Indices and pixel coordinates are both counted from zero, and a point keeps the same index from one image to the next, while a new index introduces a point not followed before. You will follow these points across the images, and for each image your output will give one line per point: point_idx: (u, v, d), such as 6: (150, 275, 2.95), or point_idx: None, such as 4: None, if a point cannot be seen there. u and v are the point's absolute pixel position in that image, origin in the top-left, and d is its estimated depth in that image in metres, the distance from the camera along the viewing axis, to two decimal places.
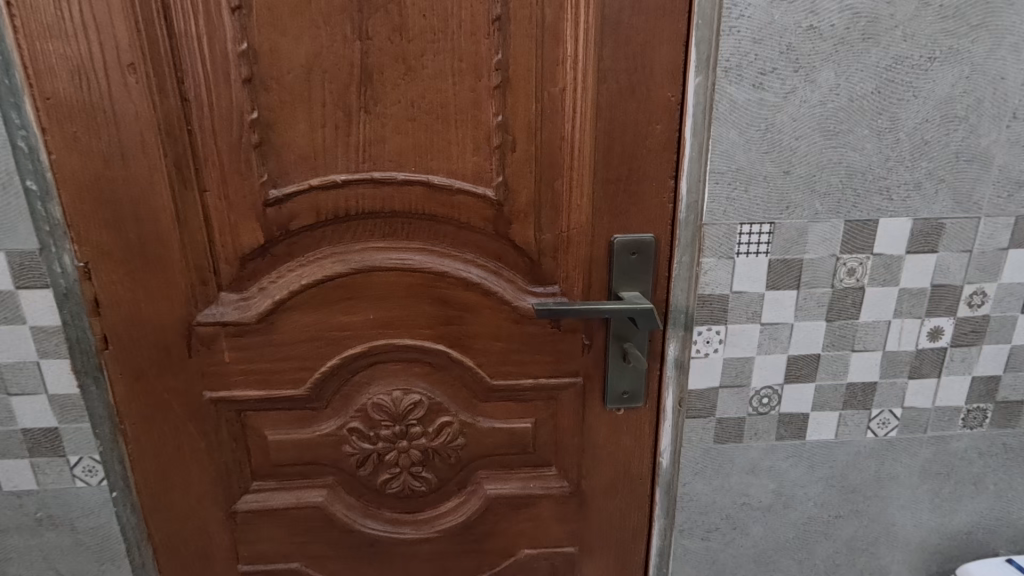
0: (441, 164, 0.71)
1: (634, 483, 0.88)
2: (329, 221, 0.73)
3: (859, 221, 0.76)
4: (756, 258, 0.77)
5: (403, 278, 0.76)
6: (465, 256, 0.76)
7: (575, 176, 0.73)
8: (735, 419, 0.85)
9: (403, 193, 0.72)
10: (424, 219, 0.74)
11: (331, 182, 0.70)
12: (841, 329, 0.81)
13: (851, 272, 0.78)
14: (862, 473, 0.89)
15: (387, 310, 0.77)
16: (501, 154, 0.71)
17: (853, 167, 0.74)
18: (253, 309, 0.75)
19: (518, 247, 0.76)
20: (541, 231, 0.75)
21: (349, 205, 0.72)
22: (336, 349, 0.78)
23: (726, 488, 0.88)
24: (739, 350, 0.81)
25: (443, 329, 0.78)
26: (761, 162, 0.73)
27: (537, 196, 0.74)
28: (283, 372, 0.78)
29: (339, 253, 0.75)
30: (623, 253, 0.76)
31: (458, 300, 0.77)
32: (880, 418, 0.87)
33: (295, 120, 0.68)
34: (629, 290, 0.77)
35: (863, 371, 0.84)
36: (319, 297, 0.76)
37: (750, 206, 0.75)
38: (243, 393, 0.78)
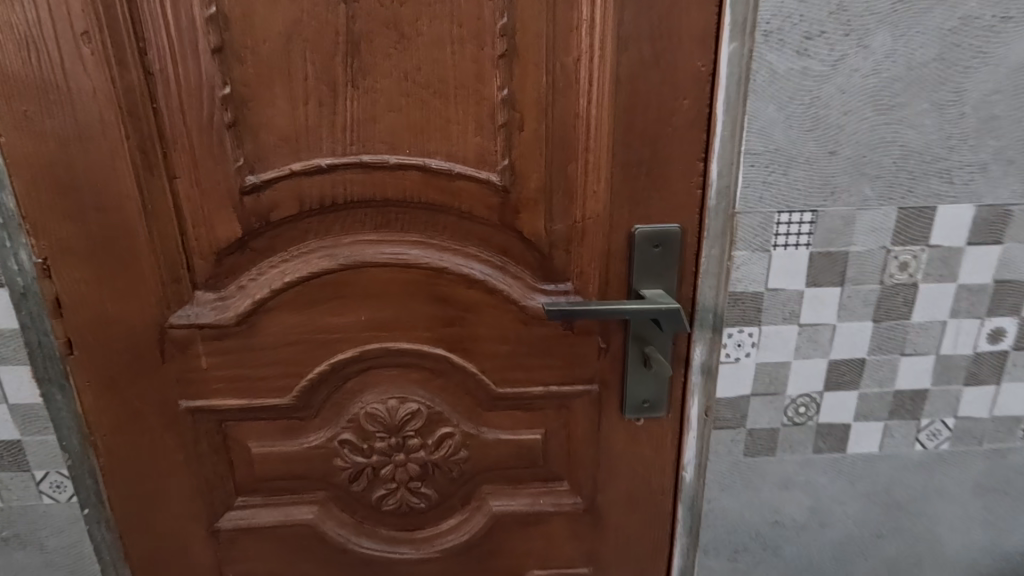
0: (439, 146, 0.63)
1: (655, 501, 0.80)
2: (314, 211, 0.65)
3: (914, 208, 0.67)
4: (796, 251, 0.68)
5: (398, 274, 0.67)
6: (467, 250, 0.67)
7: (592, 159, 0.64)
8: (768, 430, 0.76)
9: (396, 179, 0.64)
10: (420, 208, 0.65)
11: (315, 167, 0.62)
12: (890, 331, 0.72)
13: (903, 267, 0.69)
14: (908, 489, 0.80)
15: (380, 310, 0.69)
16: (508, 134, 0.63)
17: (909, 147, 0.65)
18: (232, 310, 0.67)
19: (527, 240, 0.67)
20: (552, 221, 0.66)
21: (336, 193, 0.64)
22: (325, 354, 0.70)
23: (757, 505, 0.80)
24: (774, 354, 0.72)
25: (443, 331, 0.70)
26: (803, 141, 0.64)
27: (548, 181, 0.65)
28: (267, 378, 0.70)
29: (326, 247, 0.67)
30: (645, 247, 0.67)
31: (460, 299, 0.69)
32: (930, 429, 0.78)
33: (273, 97, 0.60)
34: (652, 288, 0.68)
35: (913, 378, 0.75)
36: (305, 296, 0.68)
37: (790, 191, 0.66)
38: (224, 402, 0.71)
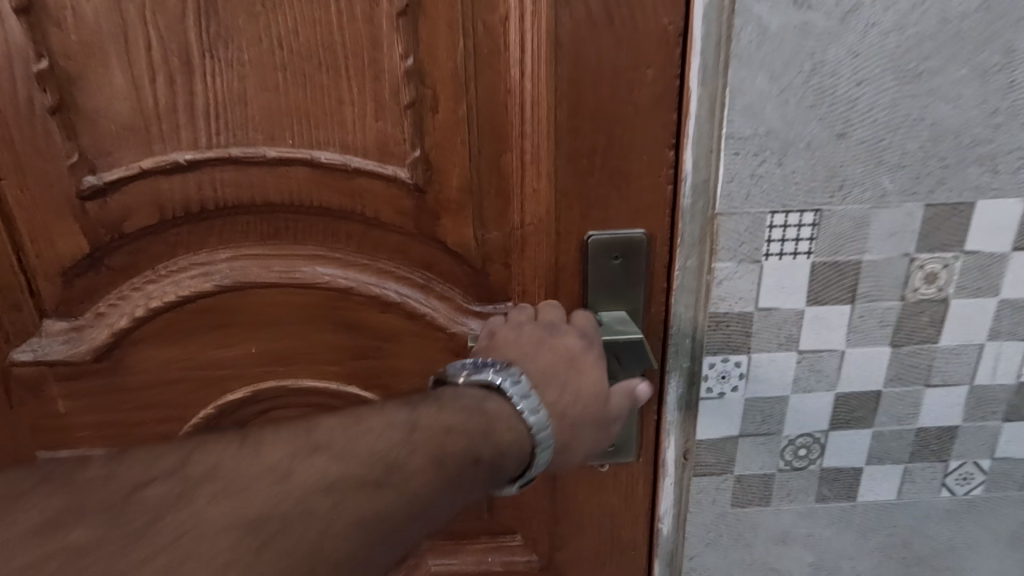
0: (331, 135, 0.49)
1: (626, 558, 0.67)
2: (179, 219, 0.51)
3: (944, 205, 0.52)
4: (793, 262, 0.54)
5: (295, 296, 0.54)
6: (379, 266, 0.54)
7: (529, 147, 0.50)
8: (760, 476, 0.63)
9: (280, 178, 0.50)
10: (315, 214, 0.52)
11: (172, 164, 0.49)
12: (912, 357, 0.58)
13: (931, 279, 0.55)
14: (931, 541, 0.67)
15: (275, 341, 0.56)
16: (418, 117, 0.49)
17: (941, 126, 0.50)
18: (86, 343, 0.54)
19: (453, 252, 0.54)
20: (485, 227, 0.53)
21: (205, 196, 0.50)
22: (210, 395, 0.57)
23: (748, 562, 0.67)
24: (767, 388, 0.59)
25: (356, 365, 0.57)
26: (803, 121, 0.49)
27: (474, 177, 0.51)
28: (142, 424, 0.58)
29: (199, 264, 0.53)
30: (603, 261, 0.54)
31: (374, 326, 0.56)
32: (960, 473, 0.64)
33: (107, 72, 0.46)
34: (613, 311, 0.55)
35: (940, 413, 0.61)
36: (178, 325, 0.55)
37: (787, 186, 0.51)
38: (90, 452, 0.58)
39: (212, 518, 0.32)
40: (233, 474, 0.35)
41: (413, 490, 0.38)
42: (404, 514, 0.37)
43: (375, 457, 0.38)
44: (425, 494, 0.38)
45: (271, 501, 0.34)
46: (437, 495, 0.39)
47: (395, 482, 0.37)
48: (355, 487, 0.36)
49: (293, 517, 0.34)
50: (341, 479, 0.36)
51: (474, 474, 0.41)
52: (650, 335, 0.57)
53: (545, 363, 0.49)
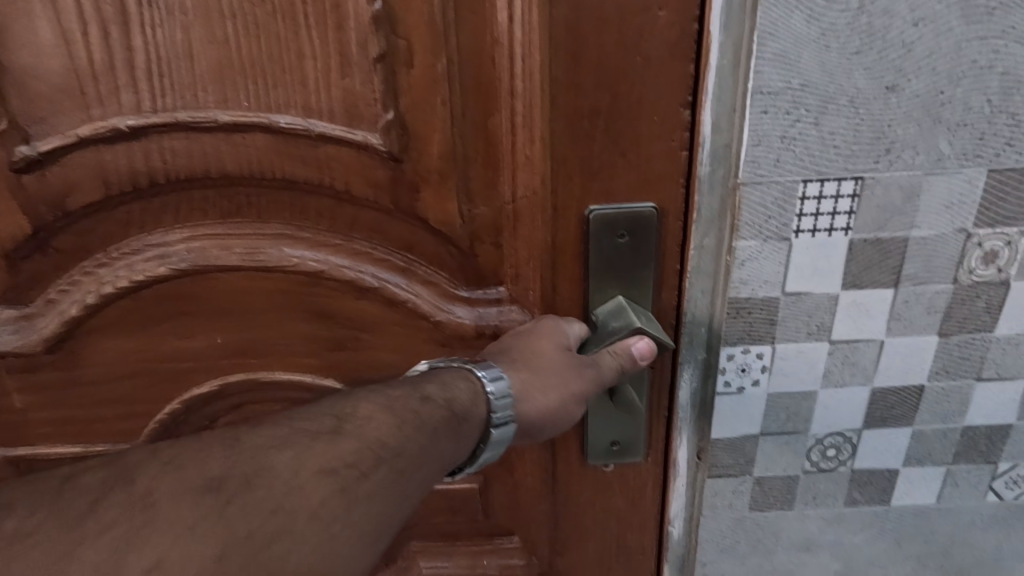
0: (290, 95, 0.42)
1: (631, 563, 0.61)
2: (127, 195, 0.46)
3: (1013, 170, 0.44)
4: (828, 240, 0.46)
5: (263, 280, 0.49)
6: (353, 246, 0.48)
7: (521, 107, 0.43)
8: (782, 479, 0.56)
9: (236, 147, 0.44)
10: (280, 187, 0.46)
11: (114, 131, 0.43)
12: (963, 348, 0.51)
13: (990, 258, 0.47)
14: (973, 550, 0.60)
15: (243, 331, 0.52)
16: (389, 73, 0.42)
17: (1014, 75, 0.41)
18: (37, 333, 0.50)
19: (435, 230, 0.48)
20: (473, 202, 0.47)
21: (154, 168, 0.45)
22: (177, 389, 0.54)
23: (767, 569, 0.61)
24: (794, 383, 0.52)
25: (333, 357, 0.52)
26: (846, 71, 0.41)
27: (457, 144, 0.44)
28: (107, 419, 0.55)
29: (155, 245, 0.48)
30: (607, 242, 0.47)
31: (349, 313, 0.51)
32: (1010, 476, 0.57)
33: (33, 23, 0.40)
34: (619, 299, 0.49)
35: (992, 411, 0.54)
36: (136, 314, 0.50)
37: (825, 150, 0.44)
38: (53, 449, 0.56)
39: (166, 487, 0.32)
40: (182, 451, 0.34)
41: (374, 436, 0.38)
42: (379, 459, 0.37)
43: (326, 416, 0.38)
44: (391, 440, 0.38)
45: (226, 463, 0.33)
46: (407, 440, 0.39)
47: (351, 432, 0.37)
48: (313, 438, 0.36)
49: (258, 471, 0.34)
50: (296, 434, 0.36)
51: (438, 416, 0.41)
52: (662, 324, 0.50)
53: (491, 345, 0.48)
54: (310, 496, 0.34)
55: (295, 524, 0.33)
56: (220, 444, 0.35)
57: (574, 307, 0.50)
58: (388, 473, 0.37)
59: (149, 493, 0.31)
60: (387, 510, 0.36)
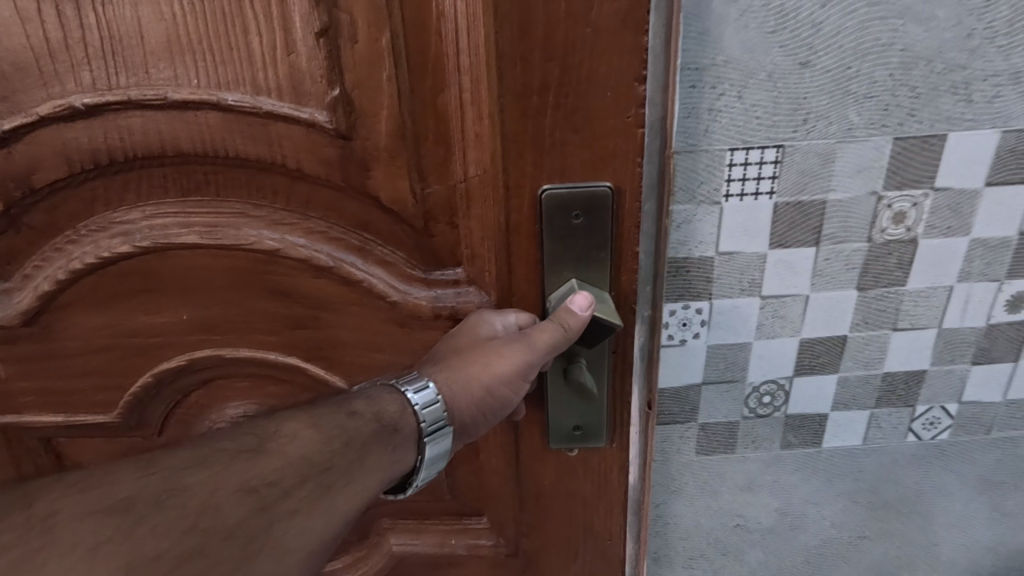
0: (241, 72, 0.45)
1: (598, 542, 0.64)
2: (89, 173, 0.49)
3: (916, 136, 0.49)
4: (755, 203, 0.51)
5: (224, 257, 0.53)
6: (311, 221, 0.52)
7: (462, 85, 0.45)
8: (724, 424, 0.62)
9: (190, 124, 0.47)
10: (235, 164, 0.49)
11: (70, 108, 0.46)
12: (879, 301, 0.56)
13: (899, 218, 0.53)
14: (898, 485, 0.67)
15: (207, 307, 0.55)
16: (333, 47, 0.44)
17: (913, 52, 0.46)
18: (14, 306, 0.54)
19: (386, 207, 0.50)
20: (424, 178, 0.49)
21: (112, 144, 0.48)
22: (148, 362, 0.58)
23: (715, 509, 0.68)
24: (730, 334, 0.57)
25: (295, 334, 0.56)
26: (764, 48, 0.46)
27: (401, 122, 0.47)
28: (83, 392, 0.60)
29: (120, 224, 0.52)
30: (562, 225, 0.49)
31: (307, 290, 0.54)
32: (927, 417, 0.63)
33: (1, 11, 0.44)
34: (574, 282, 0.51)
35: (907, 358, 0.60)
36: (106, 288, 0.54)
37: (750, 120, 0.49)
38: (38, 417, 0.61)
39: (70, 507, 0.32)
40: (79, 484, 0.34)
41: (298, 453, 0.39)
42: (301, 475, 0.38)
43: (247, 442, 0.38)
44: (316, 455, 0.39)
45: (132, 485, 0.33)
46: (333, 455, 0.40)
47: (274, 450, 0.38)
48: (231, 458, 0.37)
49: (167, 493, 0.33)
50: (216, 454, 0.37)
51: (368, 431, 0.42)
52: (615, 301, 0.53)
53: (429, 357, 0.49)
54: (226, 516, 0.34)
55: (209, 543, 0.33)
56: (133, 466, 0.35)
57: (530, 287, 0.52)
58: (313, 488, 0.38)
59: (52, 516, 0.31)
60: (311, 526, 0.37)
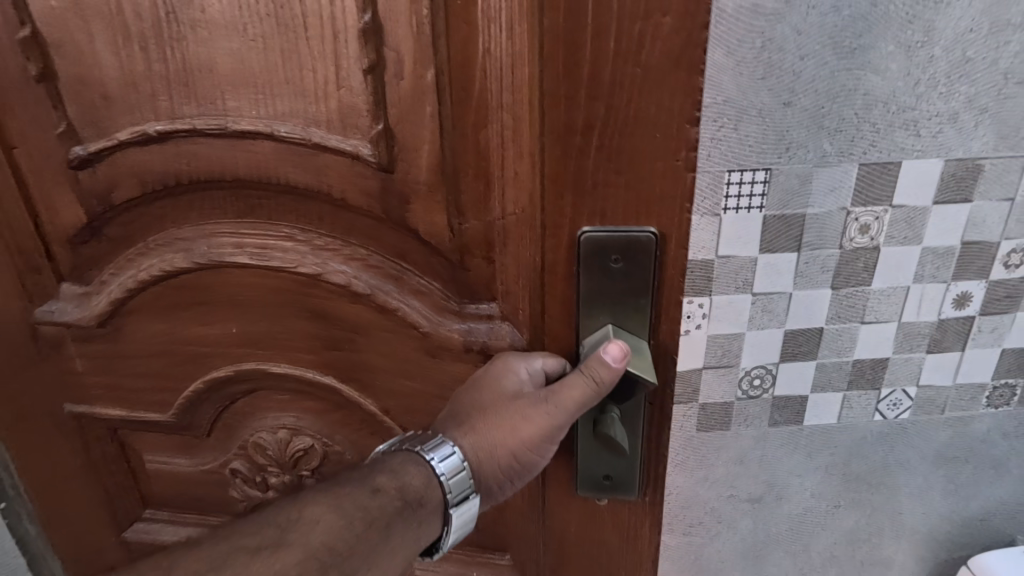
0: (299, 106, 0.56)
1: None
2: (160, 192, 0.63)
3: (876, 163, 0.61)
4: (748, 215, 0.62)
5: (270, 278, 0.66)
6: (349, 245, 0.63)
7: (505, 126, 0.54)
8: (721, 403, 0.72)
9: (247, 151, 0.59)
10: (286, 194, 0.61)
11: (144, 134, 0.59)
12: (849, 298, 0.67)
13: (864, 229, 0.64)
14: (867, 459, 0.78)
15: (254, 325, 0.69)
16: (378, 83, 0.54)
17: (873, 95, 0.58)
18: (93, 308, 0.70)
19: (423, 239, 0.60)
20: (462, 215, 0.58)
21: (183, 172, 0.61)
22: (202, 368, 0.73)
23: (711, 480, 0.78)
24: (726, 324, 0.68)
25: (331, 354, 0.69)
26: (755, 90, 0.57)
27: (441, 157, 0.56)
28: (145, 391, 0.75)
29: (185, 246, 0.65)
30: (602, 270, 0.56)
31: (345, 313, 0.66)
32: (890, 399, 0.74)
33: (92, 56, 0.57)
34: (611, 326, 0.58)
35: (874, 346, 0.71)
36: (169, 298, 0.69)
37: (742, 148, 0.60)
38: (107, 410, 0.77)
39: None
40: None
41: (318, 543, 0.50)
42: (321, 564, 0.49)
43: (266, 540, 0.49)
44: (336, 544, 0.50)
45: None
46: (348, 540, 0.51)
47: (296, 542, 0.49)
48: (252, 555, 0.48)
49: None
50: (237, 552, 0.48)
51: (388, 509, 0.54)
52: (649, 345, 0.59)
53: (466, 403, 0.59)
54: None
55: None
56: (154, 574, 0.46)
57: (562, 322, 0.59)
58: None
59: None
60: None
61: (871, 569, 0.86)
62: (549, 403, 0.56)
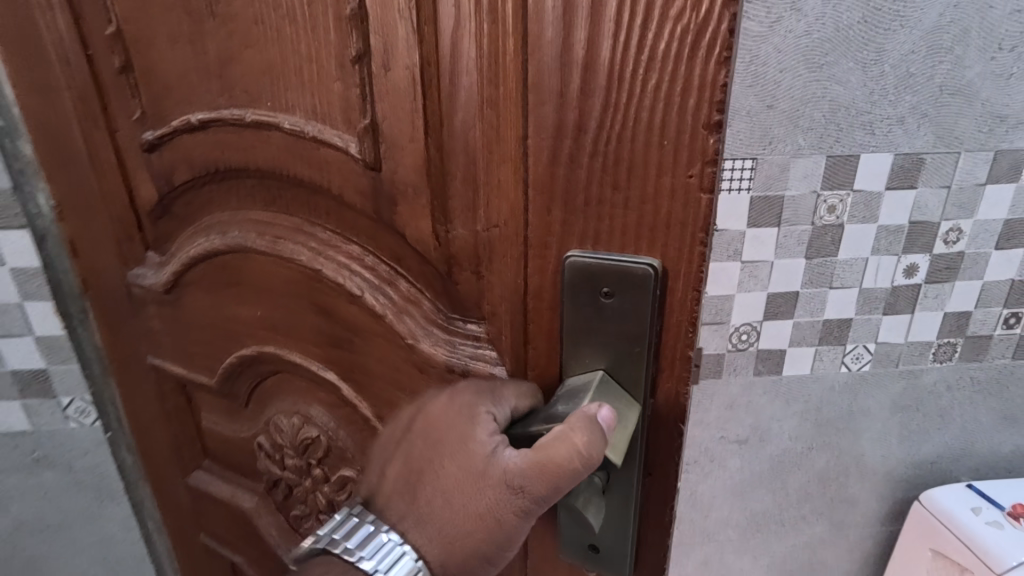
0: (298, 98, 0.46)
1: None
2: (204, 177, 0.59)
3: (841, 155, 0.76)
4: (738, 195, 0.77)
5: (284, 269, 0.58)
6: (349, 247, 0.52)
7: (475, 139, 0.38)
8: (714, 354, 0.87)
9: (261, 141, 0.52)
10: (294, 184, 0.53)
11: (189, 123, 0.55)
12: (819, 267, 0.83)
13: (831, 209, 0.79)
14: (836, 407, 0.93)
15: (276, 308, 0.62)
16: (366, 75, 0.41)
17: (837, 101, 0.73)
18: (164, 275, 0.67)
19: (411, 245, 0.46)
20: (448, 221, 0.42)
21: (216, 156, 0.56)
22: (233, 343, 0.68)
23: (706, 423, 0.92)
24: (719, 287, 0.83)
25: (332, 352, 0.59)
26: (743, 96, 0.72)
27: (428, 161, 0.41)
28: (199, 351, 0.71)
29: (225, 222, 0.61)
30: (592, 308, 0.39)
31: (345, 316, 0.55)
32: (854, 353, 0.89)
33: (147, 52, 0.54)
34: (599, 373, 0.40)
35: (840, 308, 0.86)
36: (212, 275, 0.65)
37: (732, 142, 0.75)
38: (172, 365, 0.73)
39: None
40: None
41: None
42: None
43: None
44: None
45: None
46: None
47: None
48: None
49: None
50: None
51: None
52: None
53: (398, 459, 0.52)
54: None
55: None
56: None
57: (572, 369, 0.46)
58: None
59: None
60: None
61: (840, 506, 1.01)
62: (523, 497, 0.42)
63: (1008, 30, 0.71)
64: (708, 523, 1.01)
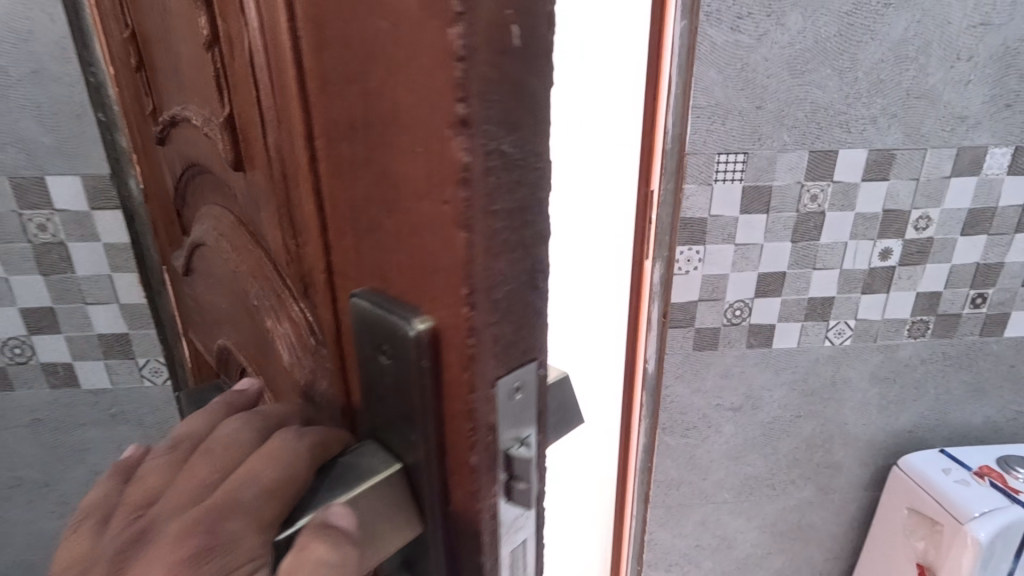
0: (206, 100, 0.43)
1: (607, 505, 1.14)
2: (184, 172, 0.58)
3: (822, 150, 0.87)
4: (732, 184, 0.88)
5: (222, 266, 0.51)
6: (251, 249, 0.43)
7: (281, 128, 0.30)
8: (711, 328, 0.98)
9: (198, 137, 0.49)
10: (222, 178, 0.47)
11: (167, 126, 0.56)
12: (804, 250, 0.93)
13: (814, 198, 0.90)
14: (821, 377, 1.04)
15: (226, 301, 0.54)
16: (224, 72, 0.37)
17: (817, 102, 0.85)
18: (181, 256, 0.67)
19: (280, 253, 0.37)
20: (290, 232, 0.33)
21: (187, 153, 0.54)
22: (215, 332, 0.62)
23: (703, 390, 1.03)
24: (716, 267, 0.93)
25: (260, 359, 0.47)
26: (736, 98, 0.84)
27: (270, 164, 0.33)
28: (204, 336, 0.68)
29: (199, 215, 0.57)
30: (374, 370, 0.29)
31: (258, 318, 0.44)
32: (836, 328, 1.00)
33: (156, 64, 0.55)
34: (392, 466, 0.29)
35: (823, 287, 0.96)
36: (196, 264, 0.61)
37: (727, 138, 0.86)
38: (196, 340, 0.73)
39: None
40: None
41: None
42: None
43: None
44: None
45: None
46: None
47: None
48: None
49: None
50: None
51: None
52: (660, 285, 0.94)
53: None
54: None
55: None
56: None
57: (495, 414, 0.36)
58: None
59: None
60: None
61: (825, 471, 1.11)
62: None
63: (964, 42, 0.83)
64: (705, 485, 1.11)
